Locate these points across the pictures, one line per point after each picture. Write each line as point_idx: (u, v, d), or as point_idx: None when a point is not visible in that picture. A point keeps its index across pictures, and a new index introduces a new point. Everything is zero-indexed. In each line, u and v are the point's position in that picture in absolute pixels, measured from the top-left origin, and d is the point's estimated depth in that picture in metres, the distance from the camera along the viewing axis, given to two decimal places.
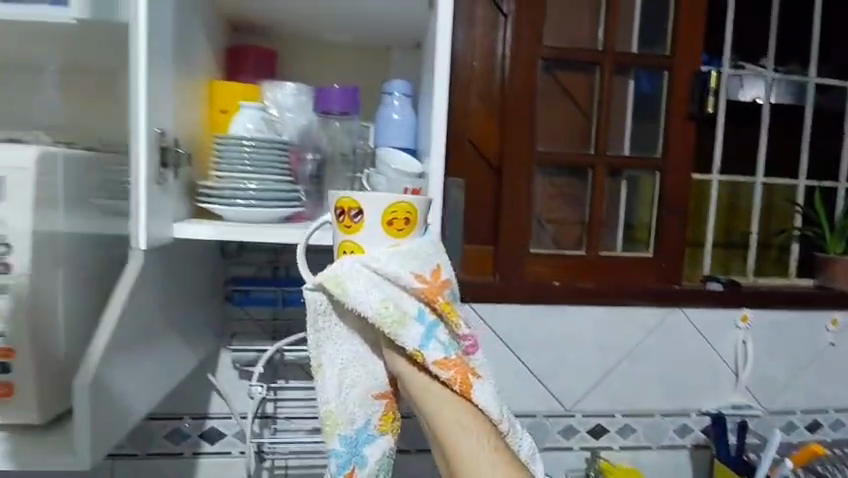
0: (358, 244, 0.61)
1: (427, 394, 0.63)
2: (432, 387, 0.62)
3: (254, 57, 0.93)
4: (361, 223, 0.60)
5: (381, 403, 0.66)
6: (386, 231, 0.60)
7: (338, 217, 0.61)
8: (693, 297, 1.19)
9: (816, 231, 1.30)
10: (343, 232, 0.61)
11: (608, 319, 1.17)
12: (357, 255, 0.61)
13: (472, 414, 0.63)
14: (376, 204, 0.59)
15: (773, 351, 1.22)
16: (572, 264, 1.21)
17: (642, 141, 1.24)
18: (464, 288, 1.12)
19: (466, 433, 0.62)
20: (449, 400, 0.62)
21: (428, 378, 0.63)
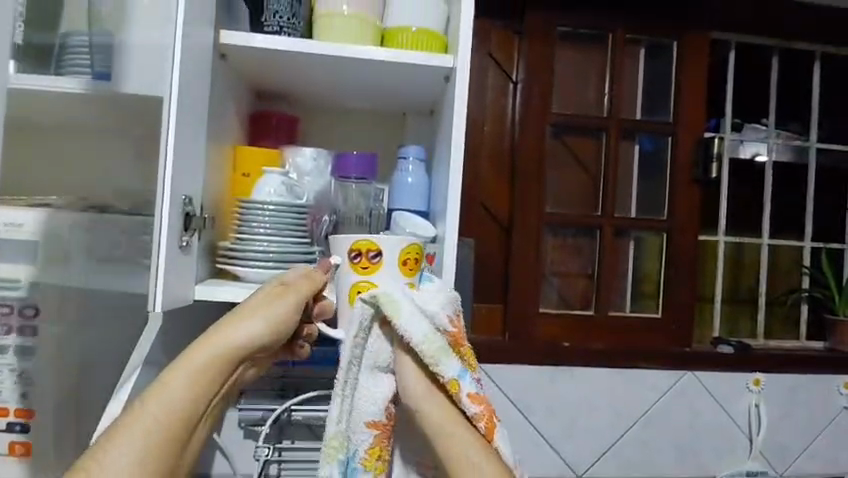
0: (374, 282, 0.67)
1: (454, 435, 0.60)
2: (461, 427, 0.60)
3: (276, 123, 0.98)
4: (379, 263, 0.67)
5: (373, 435, 0.61)
6: (402, 270, 0.67)
7: (353, 259, 0.67)
8: (703, 359, 1.18)
9: (824, 293, 1.31)
10: (358, 273, 0.67)
11: (617, 380, 1.16)
12: (373, 293, 0.66)
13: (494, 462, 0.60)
14: (391, 246, 0.67)
15: (787, 415, 1.20)
16: (581, 324, 1.21)
17: (648, 202, 1.27)
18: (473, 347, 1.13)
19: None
20: (468, 439, 0.60)
21: (457, 417, 0.61)
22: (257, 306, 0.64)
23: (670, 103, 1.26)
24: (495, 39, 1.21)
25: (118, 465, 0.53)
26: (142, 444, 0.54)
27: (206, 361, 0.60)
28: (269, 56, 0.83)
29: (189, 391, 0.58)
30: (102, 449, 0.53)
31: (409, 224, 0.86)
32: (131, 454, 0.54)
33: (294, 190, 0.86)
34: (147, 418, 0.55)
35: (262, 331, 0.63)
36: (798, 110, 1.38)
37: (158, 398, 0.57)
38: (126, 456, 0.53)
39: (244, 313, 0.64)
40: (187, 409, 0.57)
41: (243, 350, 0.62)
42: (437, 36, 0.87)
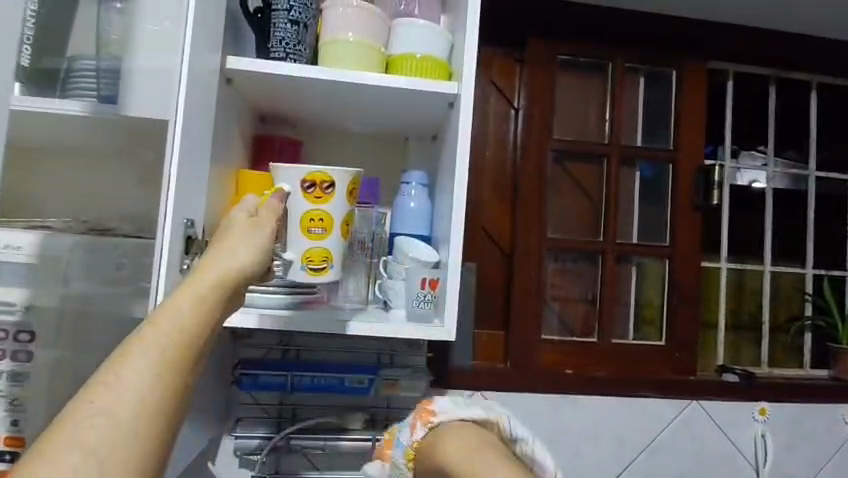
0: (326, 211, 0.74)
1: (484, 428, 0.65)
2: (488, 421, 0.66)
3: (280, 147, 0.99)
4: (331, 194, 0.75)
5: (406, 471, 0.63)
6: (347, 199, 0.77)
7: (306, 191, 0.73)
8: (708, 388, 1.17)
9: (827, 321, 1.29)
10: (311, 203, 0.74)
11: (621, 408, 1.14)
12: (327, 219, 0.74)
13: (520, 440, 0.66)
14: (341, 177, 0.75)
15: (795, 447, 1.17)
16: (583, 351, 1.20)
17: (649, 228, 1.27)
18: (474, 374, 1.11)
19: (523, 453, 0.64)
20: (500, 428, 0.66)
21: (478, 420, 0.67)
22: (245, 228, 0.60)
23: (670, 131, 1.27)
24: (497, 67, 1.23)
25: (137, 387, 0.40)
26: (155, 368, 0.41)
27: (211, 287, 0.49)
28: (274, 81, 0.83)
29: (194, 308, 0.46)
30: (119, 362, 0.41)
31: (411, 247, 0.85)
32: (148, 369, 0.41)
33: None
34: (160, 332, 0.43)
35: (260, 250, 0.58)
36: (797, 137, 1.39)
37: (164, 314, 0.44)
38: (147, 371, 0.41)
39: (234, 231, 0.59)
40: (197, 327, 0.45)
41: (235, 278, 0.52)
42: (441, 63, 0.88)
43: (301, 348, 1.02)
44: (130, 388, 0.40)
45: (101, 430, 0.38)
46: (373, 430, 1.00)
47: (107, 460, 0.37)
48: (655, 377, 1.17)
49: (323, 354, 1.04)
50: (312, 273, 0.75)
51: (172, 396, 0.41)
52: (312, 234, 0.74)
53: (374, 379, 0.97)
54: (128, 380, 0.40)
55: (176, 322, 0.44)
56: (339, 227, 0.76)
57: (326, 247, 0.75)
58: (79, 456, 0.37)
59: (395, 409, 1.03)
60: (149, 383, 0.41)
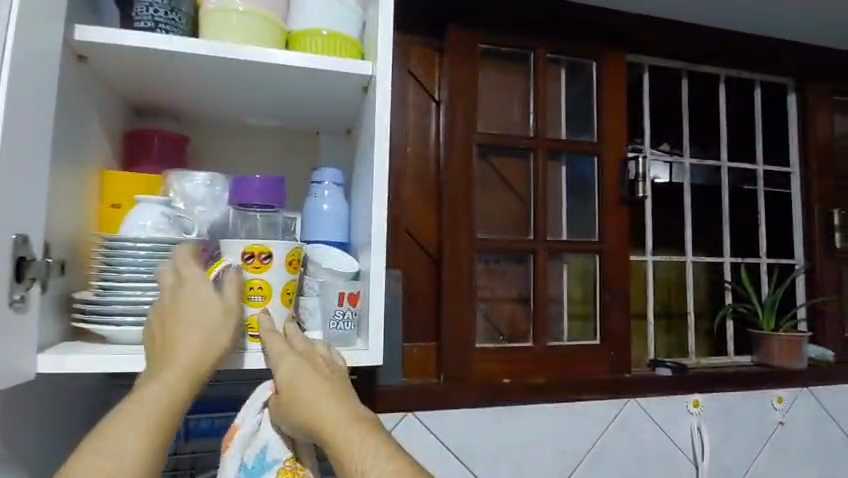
0: (266, 282, 0.65)
1: (312, 414, 0.58)
2: (310, 402, 0.59)
3: (160, 142, 0.81)
4: (270, 264, 0.65)
5: None
6: (290, 269, 0.67)
7: (245, 262, 0.64)
8: (645, 385, 1.14)
9: (747, 307, 1.31)
10: (248, 273, 0.65)
11: (561, 415, 1.08)
12: (266, 291, 0.65)
13: (334, 399, 0.59)
14: (282, 246, 0.66)
15: (729, 436, 1.17)
16: (521, 358, 1.12)
17: (577, 224, 1.23)
18: (406, 393, 1.00)
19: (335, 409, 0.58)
20: (325, 408, 0.58)
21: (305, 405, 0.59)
22: (202, 301, 0.60)
23: (593, 124, 1.24)
24: (414, 56, 1.13)
25: (123, 446, 0.51)
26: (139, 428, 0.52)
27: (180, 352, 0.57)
28: (144, 59, 0.67)
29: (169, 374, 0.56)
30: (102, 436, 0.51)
31: (328, 257, 0.72)
32: (133, 433, 0.52)
33: (181, 222, 0.69)
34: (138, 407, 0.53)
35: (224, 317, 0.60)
36: (710, 129, 1.42)
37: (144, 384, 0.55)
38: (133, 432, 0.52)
39: (192, 297, 0.60)
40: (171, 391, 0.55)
41: (205, 341, 0.59)
42: (352, 41, 0.76)
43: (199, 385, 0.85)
44: (114, 457, 0.50)
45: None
46: None
47: None
48: (593, 378, 1.13)
49: (226, 389, 0.88)
50: (252, 341, 0.64)
51: (151, 459, 0.52)
52: (252, 302, 0.65)
53: None
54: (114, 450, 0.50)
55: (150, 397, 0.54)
56: (282, 296, 0.66)
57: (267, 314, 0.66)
58: None
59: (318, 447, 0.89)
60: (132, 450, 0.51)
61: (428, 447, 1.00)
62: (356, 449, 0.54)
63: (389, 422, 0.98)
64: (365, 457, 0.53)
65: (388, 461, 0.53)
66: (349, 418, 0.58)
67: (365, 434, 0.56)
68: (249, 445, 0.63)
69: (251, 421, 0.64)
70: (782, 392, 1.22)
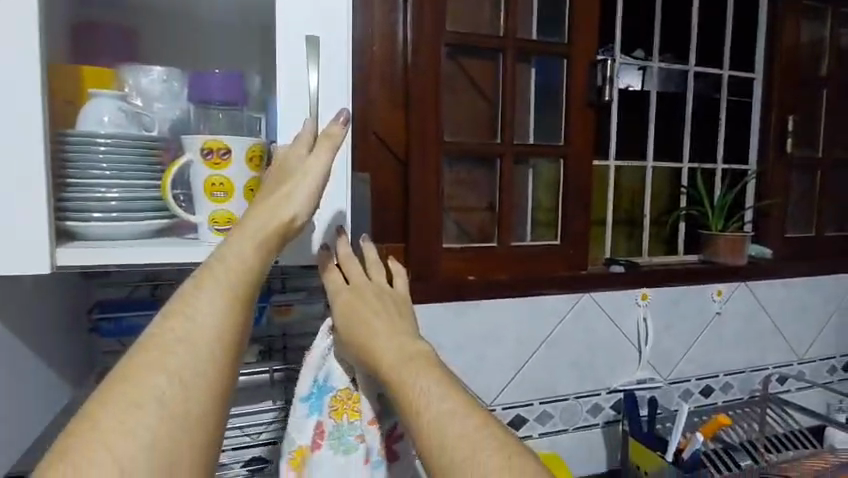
0: (227, 178, 0.64)
1: (373, 350, 0.66)
2: (373, 340, 0.67)
3: (110, 35, 0.76)
4: (230, 160, 0.64)
5: (329, 419, 0.72)
6: (251, 167, 0.65)
7: (204, 157, 0.63)
8: (600, 281, 1.22)
9: (699, 209, 1.39)
10: (207, 169, 0.64)
11: (520, 309, 1.16)
12: (227, 189, 0.64)
13: (396, 345, 0.66)
14: (241, 142, 0.64)
15: (670, 325, 1.29)
16: (485, 257, 1.17)
17: (544, 128, 1.25)
18: None
19: (394, 349, 0.66)
20: (386, 345, 0.66)
21: (367, 341, 0.67)
22: None
23: (564, 25, 1.21)
24: None
25: (208, 318, 0.52)
26: (224, 304, 0.53)
27: (235, 274, 0.55)
28: None
29: None
30: (233, 239, 0.56)
31: None
32: (215, 305, 0.53)
33: (140, 119, 0.67)
34: (159, 399, 0.47)
35: None
36: (681, 33, 1.41)
37: (213, 277, 0.54)
38: (215, 305, 0.53)
39: None
40: None
41: None
42: None
43: (173, 284, 0.88)
44: (208, 326, 0.52)
45: (190, 338, 0.51)
46: (270, 362, 0.91)
47: (189, 373, 0.49)
48: (551, 275, 1.20)
49: None
50: (218, 236, 0.65)
51: (225, 334, 0.52)
52: (216, 198, 0.64)
53: (265, 307, 0.90)
54: (201, 316, 0.52)
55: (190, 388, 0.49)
56: (247, 194, 0.66)
57: (232, 211, 0.65)
58: (173, 380, 0.48)
59: (292, 338, 0.94)
60: (214, 319, 0.53)
61: None
62: (436, 386, 0.61)
63: None
64: (424, 398, 0.60)
65: (446, 399, 0.59)
66: (410, 358, 0.65)
67: (423, 376, 0.62)
68: (323, 364, 0.73)
69: (321, 347, 0.73)
70: (722, 285, 1.34)
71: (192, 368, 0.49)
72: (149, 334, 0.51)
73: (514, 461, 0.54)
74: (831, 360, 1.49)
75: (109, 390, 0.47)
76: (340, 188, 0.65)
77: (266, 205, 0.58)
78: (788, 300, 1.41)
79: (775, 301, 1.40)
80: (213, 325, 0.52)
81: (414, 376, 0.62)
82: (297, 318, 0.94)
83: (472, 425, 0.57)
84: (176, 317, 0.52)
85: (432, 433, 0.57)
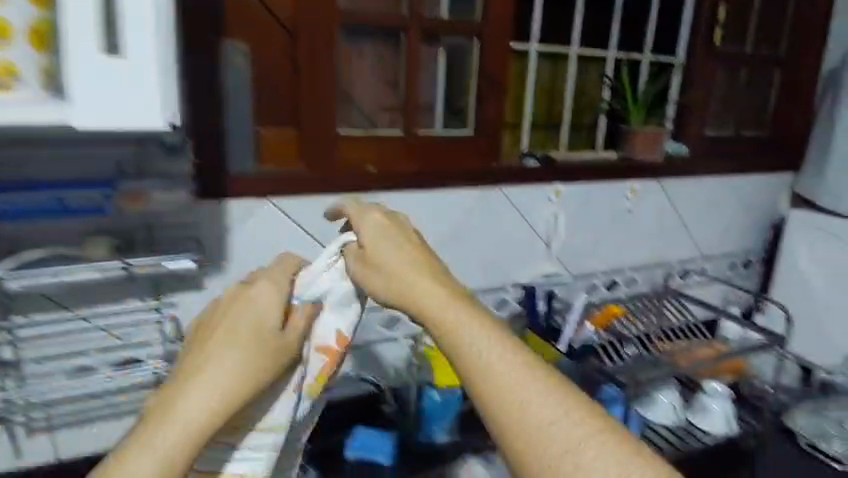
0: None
1: (395, 279, 0.52)
2: (395, 270, 0.52)
3: None
4: None
5: (299, 376, 0.58)
6: (29, 3, 0.56)
7: None
8: (512, 175, 1.16)
9: (620, 103, 1.34)
10: None
11: (425, 202, 1.09)
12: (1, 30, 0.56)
13: (433, 275, 0.52)
14: None
15: (580, 221, 1.27)
16: (388, 146, 1.07)
17: (460, 3, 1.12)
18: (251, 179, 0.95)
19: (424, 282, 0.51)
20: (411, 272, 0.51)
21: (381, 271, 0.53)
22: None
23: None
24: None
25: (228, 372, 0.49)
26: (245, 356, 0.50)
27: (250, 326, 0.51)
28: None
29: None
30: (263, 285, 0.54)
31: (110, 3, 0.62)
32: (232, 362, 0.49)
33: None
34: (162, 447, 0.46)
35: None
36: None
37: (236, 321, 0.51)
38: (235, 359, 0.50)
39: None
40: None
41: None
42: None
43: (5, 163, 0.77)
44: (227, 381, 0.49)
45: (213, 389, 0.48)
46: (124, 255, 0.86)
47: (195, 423, 0.47)
48: (460, 168, 1.12)
49: (40, 169, 0.80)
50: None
51: (247, 390, 0.50)
52: None
53: (109, 195, 0.80)
54: (228, 367, 0.49)
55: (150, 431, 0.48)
56: (28, 36, 0.57)
57: (11, 57, 0.56)
58: (183, 426, 0.46)
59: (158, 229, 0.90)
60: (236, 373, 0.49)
61: (280, 229, 0.99)
62: (478, 328, 0.47)
63: (240, 209, 0.95)
64: (479, 345, 0.46)
65: (500, 352, 0.46)
66: (456, 296, 0.50)
67: (471, 319, 0.48)
68: (318, 287, 0.58)
69: (320, 265, 0.58)
70: (636, 182, 1.31)
71: (201, 419, 0.47)
72: (180, 366, 0.50)
73: (572, 405, 0.45)
74: (733, 257, 1.55)
75: (144, 427, 0.47)
76: (142, 23, 0.55)
77: (266, 336, 0.52)
78: (698, 197, 1.42)
79: (684, 199, 1.40)
80: (228, 377, 0.49)
81: (454, 323, 0.48)
82: (156, 207, 0.84)
83: (513, 372, 0.45)
84: (206, 354, 0.50)
85: (498, 391, 0.45)
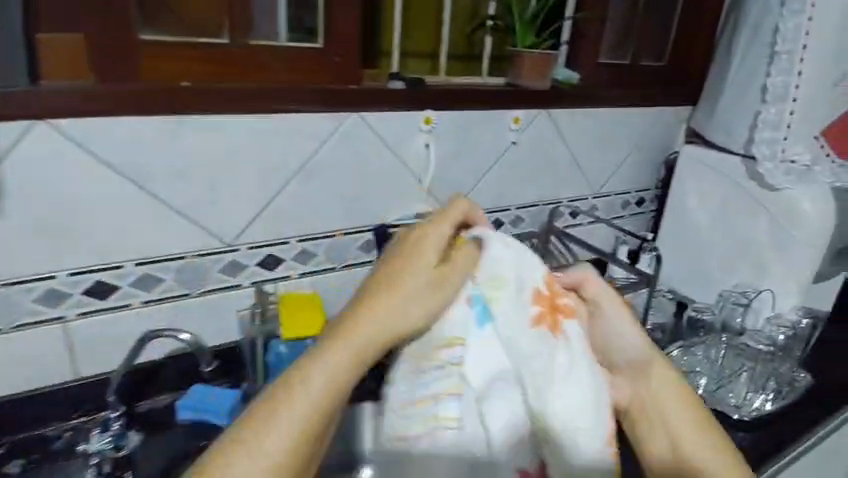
0: None
1: (608, 349, 0.64)
2: (611, 342, 0.63)
3: None
4: None
5: (606, 429, 0.58)
6: None
7: None
8: (371, 98, 1.00)
9: (506, 23, 1.20)
10: None
11: (263, 129, 0.92)
12: None
13: (629, 323, 0.64)
14: None
15: (458, 154, 1.14)
16: (208, 57, 0.88)
17: None
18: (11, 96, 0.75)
19: (625, 334, 0.63)
20: (621, 325, 0.63)
21: (585, 320, 0.64)
22: None
23: None
24: None
25: (336, 362, 0.49)
26: (353, 349, 0.50)
27: (374, 324, 0.51)
28: None
29: None
30: (397, 260, 0.54)
31: None
32: (340, 358, 0.49)
33: None
34: (266, 453, 0.45)
35: None
36: None
37: (359, 322, 0.51)
38: (346, 350, 0.49)
39: None
40: None
41: None
42: None
43: None
44: (327, 380, 0.48)
45: (317, 379, 0.48)
46: None
47: (304, 413, 0.47)
48: (301, 88, 0.93)
49: None
50: None
51: (342, 388, 0.49)
52: None
53: None
54: (349, 349, 0.50)
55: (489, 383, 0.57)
56: None
57: None
58: (303, 412, 0.47)
59: None
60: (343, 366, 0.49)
61: (67, 160, 0.81)
62: (677, 396, 0.60)
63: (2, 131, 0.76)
64: (674, 413, 0.59)
65: (696, 429, 0.59)
66: (660, 372, 0.61)
67: (672, 387, 0.61)
68: (511, 300, 0.58)
69: (506, 264, 0.59)
70: (520, 114, 1.19)
71: (310, 410, 0.47)
72: (314, 349, 0.50)
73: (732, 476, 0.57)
74: (626, 196, 1.49)
75: (248, 418, 0.47)
76: None
77: (383, 288, 0.53)
78: (590, 131, 1.33)
79: (575, 133, 1.30)
80: (329, 377, 0.48)
81: (661, 393, 0.60)
82: None
83: (679, 408, 0.60)
84: (336, 340, 0.50)
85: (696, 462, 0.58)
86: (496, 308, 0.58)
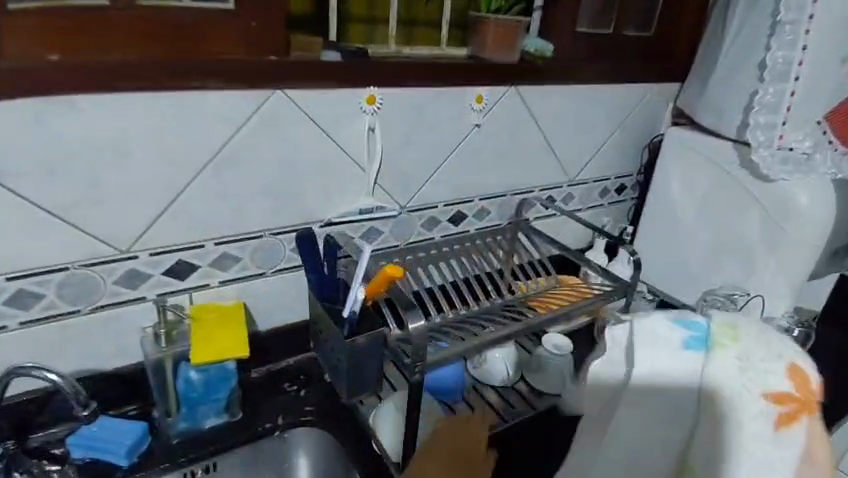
0: None
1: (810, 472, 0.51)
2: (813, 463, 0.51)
3: None
4: None
5: None
6: None
7: None
8: (297, 70, 0.82)
9: None
10: None
11: (161, 111, 0.74)
12: None
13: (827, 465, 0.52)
14: None
15: (411, 139, 0.98)
16: (80, 24, 0.67)
17: None
18: None
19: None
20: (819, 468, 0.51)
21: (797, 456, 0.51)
22: None
23: None
24: None
25: (631, 435, 0.58)
26: (645, 428, 0.58)
27: (673, 417, 0.56)
28: None
29: None
30: (666, 358, 0.56)
31: None
32: (637, 424, 0.58)
33: None
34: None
35: None
36: None
37: (688, 404, 0.55)
38: (638, 418, 0.57)
39: None
40: None
41: None
42: None
43: None
44: (636, 447, 0.58)
45: (627, 443, 0.58)
46: None
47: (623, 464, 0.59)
48: (201, 58, 0.75)
49: None
50: None
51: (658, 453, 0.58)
52: None
53: None
54: (627, 429, 0.58)
55: (656, 411, 0.57)
56: None
57: None
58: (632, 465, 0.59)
59: None
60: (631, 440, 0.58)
61: None
62: None
63: None
64: None
65: None
66: None
67: None
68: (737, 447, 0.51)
69: (733, 375, 0.54)
70: (484, 90, 1.03)
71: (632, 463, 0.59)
72: (604, 419, 0.60)
73: None
74: (605, 183, 1.35)
75: None
76: None
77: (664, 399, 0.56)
78: (567, 111, 1.17)
79: (549, 113, 1.15)
80: (641, 443, 0.58)
81: None
82: None
83: None
84: (612, 419, 0.59)
85: None
86: (719, 353, 0.55)
